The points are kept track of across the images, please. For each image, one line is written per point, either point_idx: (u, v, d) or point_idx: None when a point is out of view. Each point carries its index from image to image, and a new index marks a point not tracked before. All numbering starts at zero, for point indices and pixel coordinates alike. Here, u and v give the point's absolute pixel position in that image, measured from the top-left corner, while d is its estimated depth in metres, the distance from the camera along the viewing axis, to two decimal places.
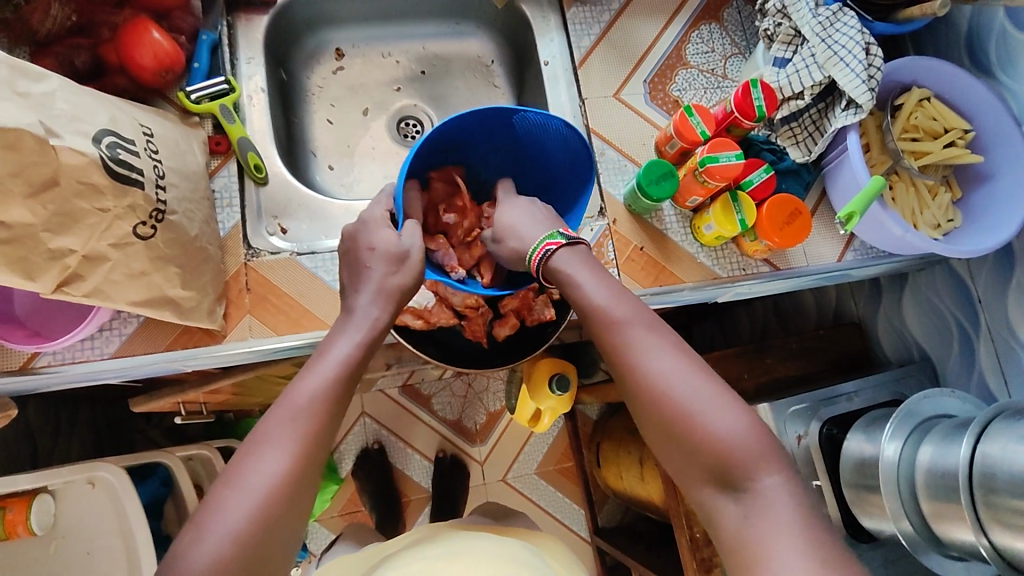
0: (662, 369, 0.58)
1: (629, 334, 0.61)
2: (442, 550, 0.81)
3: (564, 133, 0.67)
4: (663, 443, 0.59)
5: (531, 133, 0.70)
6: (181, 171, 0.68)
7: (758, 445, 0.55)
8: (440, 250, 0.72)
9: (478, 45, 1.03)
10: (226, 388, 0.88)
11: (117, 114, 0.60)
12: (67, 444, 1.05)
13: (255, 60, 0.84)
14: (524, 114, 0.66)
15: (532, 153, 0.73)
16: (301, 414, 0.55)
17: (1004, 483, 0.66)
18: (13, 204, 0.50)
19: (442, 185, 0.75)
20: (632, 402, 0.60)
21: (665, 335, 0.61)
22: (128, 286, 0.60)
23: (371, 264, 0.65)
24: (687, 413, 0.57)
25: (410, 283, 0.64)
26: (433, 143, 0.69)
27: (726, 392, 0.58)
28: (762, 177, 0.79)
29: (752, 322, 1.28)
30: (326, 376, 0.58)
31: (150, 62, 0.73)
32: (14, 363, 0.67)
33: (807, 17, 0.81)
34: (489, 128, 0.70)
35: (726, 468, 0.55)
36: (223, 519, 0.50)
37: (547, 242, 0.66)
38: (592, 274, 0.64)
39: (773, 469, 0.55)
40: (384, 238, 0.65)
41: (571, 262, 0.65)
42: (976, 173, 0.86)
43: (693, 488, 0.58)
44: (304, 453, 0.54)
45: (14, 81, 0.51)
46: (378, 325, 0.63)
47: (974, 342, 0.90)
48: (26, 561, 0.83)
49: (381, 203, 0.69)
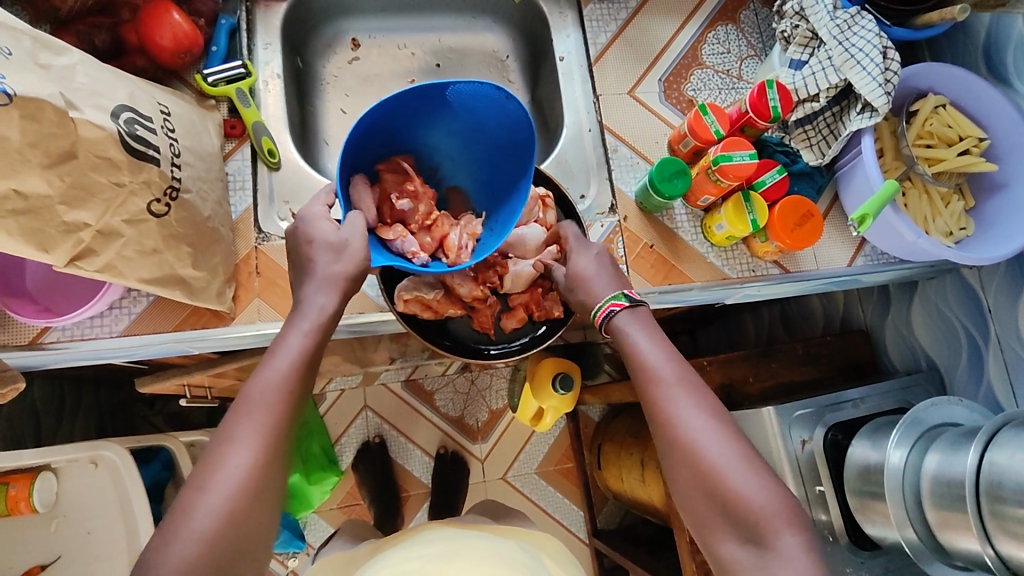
0: (696, 430, 0.59)
1: (670, 393, 0.61)
2: (431, 552, 0.80)
3: (502, 102, 0.62)
4: (690, 497, 0.59)
5: (471, 105, 0.64)
6: (197, 151, 0.68)
7: (777, 506, 0.56)
8: (398, 238, 0.67)
9: (494, 40, 1.03)
10: (232, 372, 0.89)
11: (136, 91, 0.61)
12: (72, 424, 1.06)
13: (272, 46, 0.85)
14: (454, 84, 0.61)
15: (475, 134, 0.68)
16: (256, 405, 0.54)
17: (1011, 492, 0.65)
18: (31, 174, 0.50)
19: (392, 176, 0.70)
20: (663, 455, 0.61)
21: (699, 395, 0.61)
22: (140, 263, 0.60)
23: (314, 256, 0.61)
24: (715, 471, 0.57)
25: (353, 271, 0.60)
26: (368, 128, 0.64)
27: (754, 457, 0.58)
28: (775, 178, 0.79)
29: (758, 330, 1.29)
30: (280, 368, 0.56)
31: (169, 43, 0.73)
32: (23, 337, 0.67)
33: (825, 19, 0.81)
34: (422, 104, 0.65)
35: (751, 528, 0.56)
36: (189, 519, 0.49)
37: (611, 304, 0.66)
38: (653, 336, 0.65)
39: (792, 529, 0.55)
40: (323, 229, 0.61)
41: (635, 324, 0.66)
42: (990, 182, 0.85)
43: (714, 542, 0.58)
44: (265, 447, 0.53)
45: (37, 53, 0.51)
46: (326, 311, 0.59)
47: (983, 353, 0.90)
48: (26, 536, 0.84)
49: (320, 198, 0.65)
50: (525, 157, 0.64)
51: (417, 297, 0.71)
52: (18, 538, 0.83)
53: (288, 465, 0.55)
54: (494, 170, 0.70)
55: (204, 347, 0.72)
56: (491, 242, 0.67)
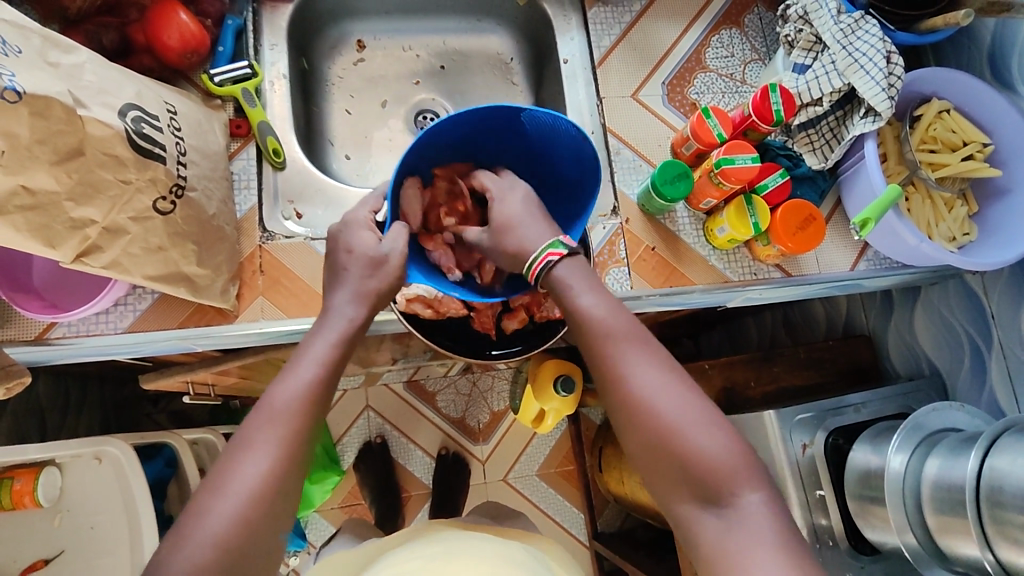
0: (652, 389, 0.58)
1: (623, 352, 0.60)
2: (435, 551, 0.80)
3: (575, 137, 0.63)
4: (644, 461, 0.58)
5: (544, 132, 0.65)
6: (202, 149, 0.68)
7: (735, 463, 0.55)
8: (437, 251, 0.71)
9: (498, 43, 1.04)
10: (235, 370, 0.90)
11: (143, 90, 0.61)
12: (76, 421, 1.07)
13: (279, 46, 0.85)
14: (531, 111, 0.62)
15: (541, 152, 0.70)
16: (279, 415, 0.55)
17: (1011, 498, 0.65)
18: (39, 171, 0.50)
19: (444, 183, 0.72)
20: (618, 417, 0.60)
21: (650, 350, 0.60)
22: (145, 259, 0.61)
23: (349, 266, 0.63)
24: (673, 430, 0.56)
25: (388, 287, 0.62)
26: (434, 135, 0.66)
27: (708, 410, 0.57)
28: (777, 181, 0.80)
29: (761, 334, 1.30)
30: (305, 377, 0.57)
31: (176, 42, 0.74)
32: (30, 332, 0.68)
33: (829, 23, 0.81)
34: (493, 124, 0.67)
35: (709, 485, 0.55)
36: (203, 523, 0.50)
37: (548, 253, 0.63)
38: (594, 288, 0.63)
39: (751, 486, 0.55)
40: (364, 240, 0.64)
41: (572, 279, 0.63)
42: (994, 187, 0.85)
43: (672, 502, 0.57)
44: (283, 453, 0.54)
45: (46, 51, 0.52)
46: (355, 322, 0.61)
47: (986, 359, 0.89)
48: (30, 531, 0.84)
49: (367, 205, 0.68)
50: (586, 190, 0.67)
51: (420, 297, 0.73)
52: (21, 532, 0.84)
53: (303, 473, 0.56)
54: (550, 191, 0.73)
55: (207, 345, 0.72)
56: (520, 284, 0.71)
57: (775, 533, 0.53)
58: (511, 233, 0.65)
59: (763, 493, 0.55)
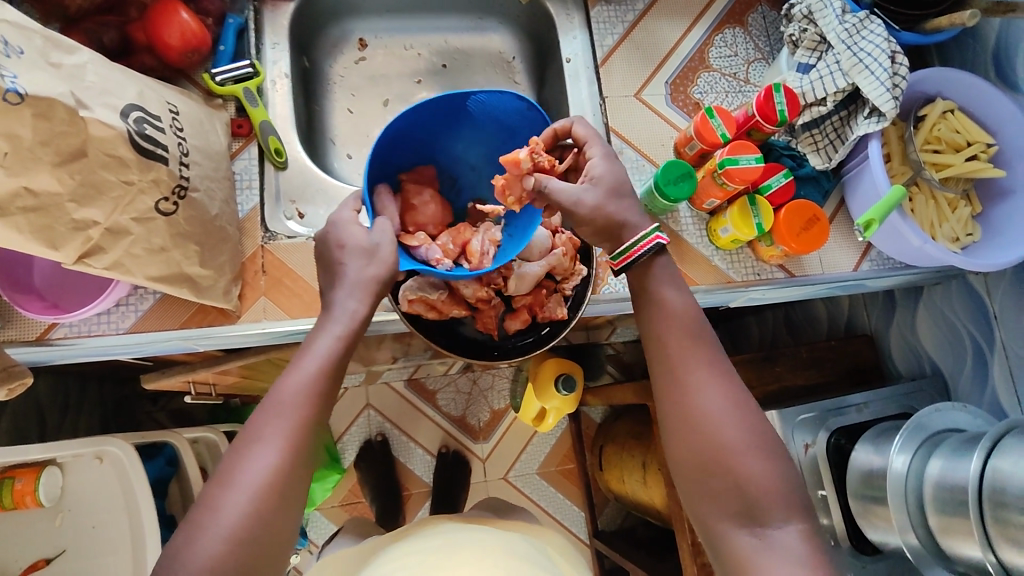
0: (712, 405, 0.59)
1: (693, 360, 0.61)
2: (441, 543, 0.80)
3: (522, 110, 0.66)
4: (691, 473, 0.59)
5: (493, 115, 0.68)
6: (204, 150, 0.68)
7: (780, 490, 0.57)
8: (423, 245, 0.66)
9: (500, 41, 1.03)
10: (236, 369, 0.89)
11: (145, 90, 0.61)
12: (75, 419, 1.07)
13: (280, 45, 0.85)
14: (478, 94, 0.65)
15: (498, 140, 0.71)
16: (286, 410, 0.54)
17: (1014, 499, 0.65)
18: (41, 172, 0.50)
19: (412, 185, 0.71)
20: (671, 421, 0.61)
21: (718, 368, 0.61)
22: (148, 260, 0.61)
23: (344, 260, 0.61)
24: (727, 449, 0.57)
25: (383, 273, 0.60)
26: (395, 136, 0.67)
27: (765, 436, 0.59)
28: (781, 181, 0.79)
29: (762, 333, 1.30)
30: (310, 371, 0.56)
31: (177, 42, 0.74)
32: (31, 333, 0.67)
33: (834, 23, 0.81)
34: (446, 115, 0.68)
35: (748, 505, 0.56)
36: (217, 516, 0.50)
37: (656, 234, 0.64)
38: (681, 297, 0.64)
39: (792, 516, 0.56)
40: (354, 234, 0.61)
41: (663, 276, 0.65)
42: (997, 188, 0.85)
43: (708, 516, 0.58)
44: (292, 447, 0.54)
45: (48, 52, 0.52)
46: (357, 317, 0.59)
47: (988, 360, 0.89)
48: (31, 530, 0.84)
49: (348, 203, 0.65)
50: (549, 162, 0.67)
51: (421, 298, 0.71)
52: (24, 531, 0.84)
53: (310, 468, 0.56)
54: None
55: (210, 345, 0.72)
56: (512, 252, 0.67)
57: (802, 546, 0.55)
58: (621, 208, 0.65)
59: (797, 520, 0.56)
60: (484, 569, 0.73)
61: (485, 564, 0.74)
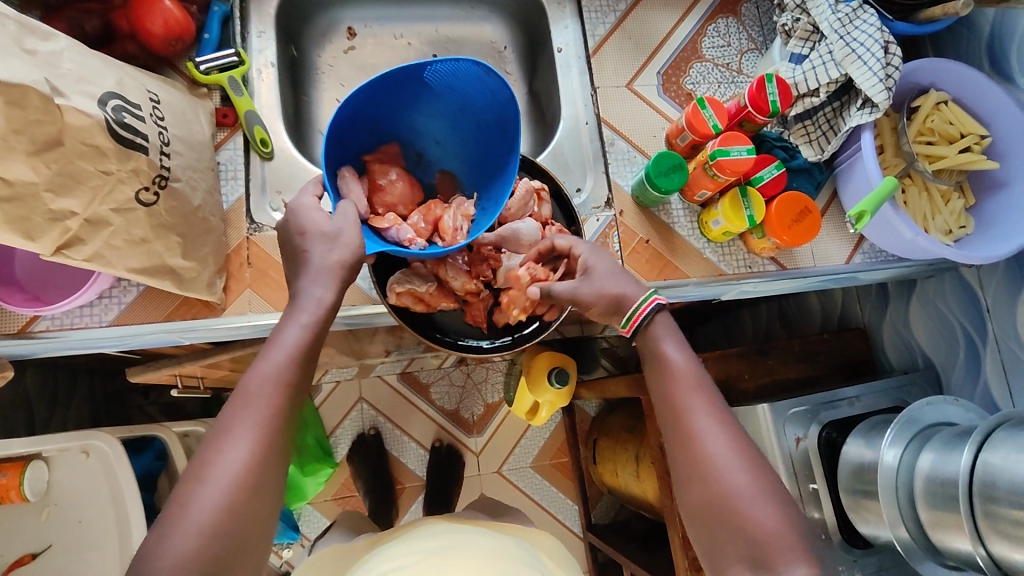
0: (715, 448, 0.59)
1: (696, 406, 0.62)
2: (433, 545, 0.79)
3: (480, 77, 0.61)
4: (701, 519, 0.59)
5: (452, 83, 0.64)
6: (187, 140, 0.67)
7: (789, 531, 0.55)
8: (393, 226, 0.66)
9: (492, 31, 1.02)
10: (224, 363, 0.89)
11: (124, 78, 0.60)
12: (64, 414, 1.06)
13: (267, 34, 0.84)
14: (433, 63, 0.61)
15: (460, 111, 0.67)
16: (254, 399, 0.54)
17: (1004, 492, 0.64)
18: (16, 161, 0.49)
19: (378, 166, 0.70)
20: (679, 468, 0.61)
21: (721, 414, 0.62)
22: (128, 252, 0.60)
23: (308, 248, 0.60)
24: (732, 491, 0.57)
25: (348, 259, 0.59)
26: (352, 113, 0.64)
27: (770, 478, 0.58)
28: (773, 173, 0.79)
29: (756, 326, 1.30)
30: (279, 360, 0.56)
31: (160, 29, 0.72)
32: (13, 326, 0.67)
33: (827, 13, 0.80)
34: (403, 87, 0.65)
35: (760, 552, 0.55)
36: (188, 511, 0.49)
37: (657, 295, 0.68)
38: (684, 350, 0.66)
39: (802, 558, 0.54)
40: (315, 219, 0.61)
41: (666, 330, 0.67)
42: (991, 180, 0.84)
43: (722, 564, 0.57)
44: (264, 438, 0.53)
45: (22, 38, 0.50)
46: (324, 303, 0.59)
47: (980, 352, 0.89)
48: (17, 526, 0.83)
49: (309, 189, 0.64)
50: (510, 130, 0.62)
51: (409, 290, 0.70)
52: (9, 526, 0.83)
53: (285, 460, 0.55)
54: (482, 150, 0.69)
55: (195, 338, 0.71)
56: (483, 224, 0.66)
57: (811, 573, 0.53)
58: (616, 283, 0.68)
59: (810, 561, 0.53)
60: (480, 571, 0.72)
61: (482, 568, 0.73)
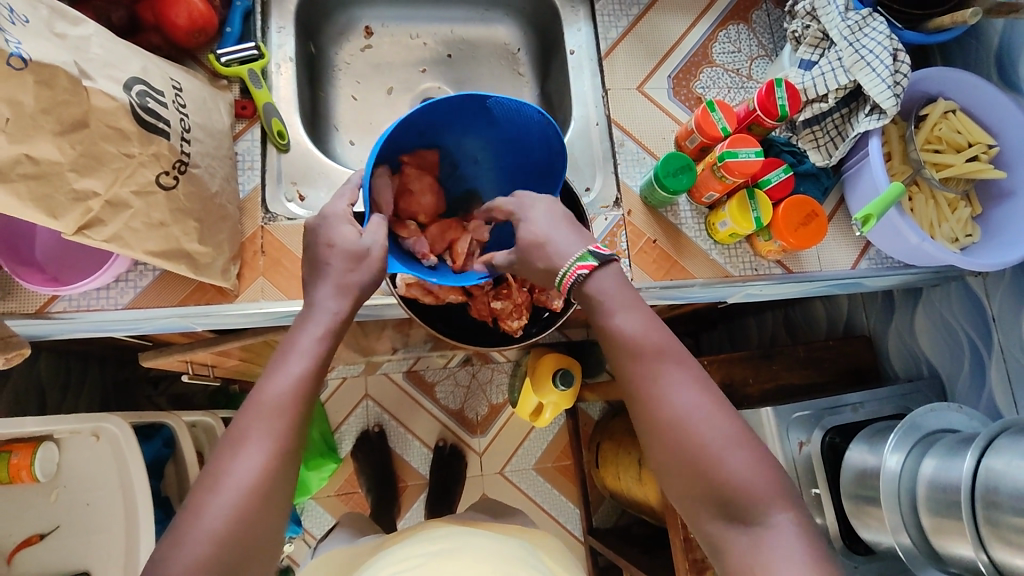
0: (683, 405, 0.55)
1: (655, 368, 0.56)
2: (438, 548, 0.79)
3: (541, 125, 0.62)
4: (672, 476, 0.56)
5: (509, 119, 0.65)
6: (206, 128, 0.69)
7: (768, 484, 0.53)
8: (411, 238, 0.68)
9: (506, 33, 1.04)
10: (235, 351, 0.90)
11: (149, 66, 0.62)
12: (75, 401, 1.08)
13: (286, 30, 0.86)
14: (495, 98, 0.61)
15: (507, 138, 0.69)
16: (269, 410, 0.54)
17: (1006, 498, 0.64)
18: (43, 140, 0.50)
19: (413, 169, 0.71)
20: (648, 438, 0.57)
21: (684, 368, 0.57)
22: (146, 235, 0.61)
23: (331, 260, 0.61)
24: (705, 449, 0.53)
25: (372, 283, 0.61)
26: (401, 124, 0.64)
27: (741, 427, 0.55)
28: (780, 176, 0.79)
29: (761, 333, 1.31)
30: (296, 371, 0.56)
31: (184, 22, 0.74)
32: (31, 306, 0.68)
33: (836, 20, 0.81)
34: (462, 106, 0.65)
35: (739, 507, 0.52)
36: (203, 518, 0.49)
37: (577, 266, 0.59)
38: (630, 305, 0.59)
39: (785, 507, 0.52)
40: (345, 234, 0.62)
41: (606, 285, 0.60)
42: (997, 190, 0.85)
43: (701, 520, 0.55)
44: (279, 447, 0.53)
45: (53, 23, 0.52)
46: (340, 318, 0.60)
47: (986, 363, 0.89)
48: (28, 505, 0.84)
49: (346, 195, 0.65)
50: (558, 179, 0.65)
51: (419, 282, 0.72)
52: (20, 508, 0.84)
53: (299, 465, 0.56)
54: (519, 177, 0.72)
55: (208, 324, 0.73)
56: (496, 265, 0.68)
57: (805, 555, 0.50)
58: (538, 251, 0.60)
59: (789, 507, 0.52)
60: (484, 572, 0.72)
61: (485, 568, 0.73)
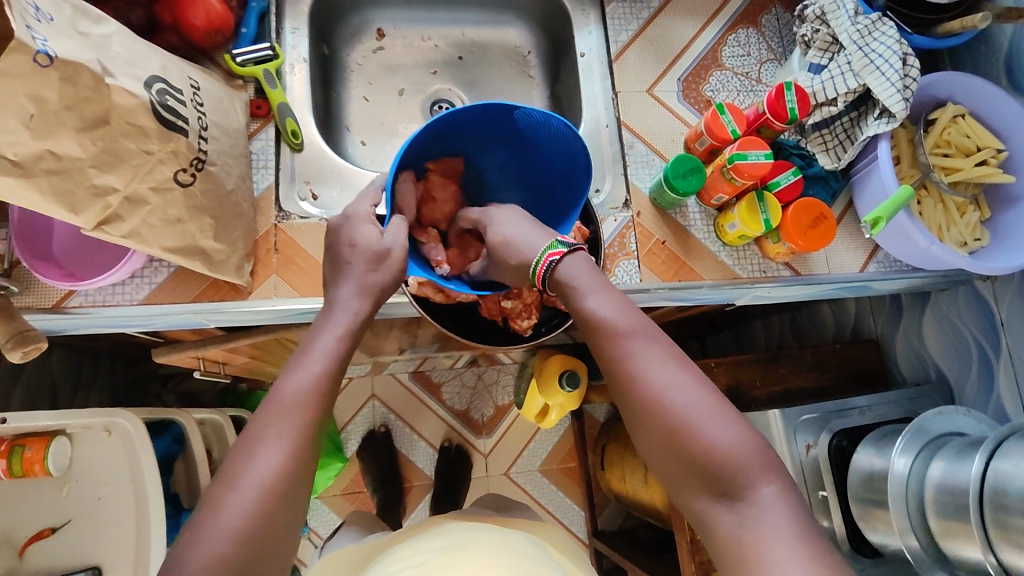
0: (662, 382, 0.55)
1: (630, 348, 0.57)
2: (441, 545, 0.79)
3: (567, 138, 0.63)
4: (657, 455, 0.56)
5: (533, 131, 0.66)
6: (223, 126, 0.70)
7: (750, 456, 0.53)
8: (429, 243, 0.71)
9: (516, 36, 1.05)
10: (246, 348, 0.91)
11: (168, 65, 0.62)
12: (86, 397, 1.08)
13: (300, 31, 0.87)
14: (523, 109, 0.62)
15: (530, 150, 0.70)
16: (287, 411, 0.55)
17: (1015, 500, 0.64)
18: (65, 136, 0.51)
19: (438, 176, 0.73)
20: (630, 419, 0.57)
21: (662, 346, 0.58)
22: (163, 231, 0.62)
23: (353, 260, 0.63)
24: (685, 424, 0.54)
25: (390, 282, 0.62)
26: (430, 131, 0.66)
27: (722, 401, 0.55)
28: (789, 179, 0.79)
29: (768, 336, 1.31)
30: (314, 372, 0.57)
31: (201, 22, 0.75)
32: (48, 301, 0.69)
33: (846, 24, 0.82)
34: (489, 117, 0.66)
35: (722, 479, 0.53)
36: (220, 517, 0.50)
37: (549, 254, 0.62)
38: (604, 290, 0.60)
39: (769, 478, 0.53)
40: (367, 235, 0.63)
41: (577, 270, 0.62)
42: (1006, 194, 0.85)
43: (688, 498, 0.55)
44: (296, 447, 0.54)
45: (76, 21, 0.53)
46: (359, 317, 0.61)
47: (994, 367, 0.89)
48: (40, 500, 0.85)
49: (369, 196, 0.67)
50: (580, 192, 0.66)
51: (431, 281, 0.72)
52: (32, 502, 0.85)
53: (314, 464, 0.56)
54: (540, 190, 0.73)
55: (221, 320, 0.73)
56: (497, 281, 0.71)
57: (793, 527, 0.50)
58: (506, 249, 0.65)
59: (774, 479, 0.53)
60: (492, 568, 0.72)
61: (490, 564, 0.73)
